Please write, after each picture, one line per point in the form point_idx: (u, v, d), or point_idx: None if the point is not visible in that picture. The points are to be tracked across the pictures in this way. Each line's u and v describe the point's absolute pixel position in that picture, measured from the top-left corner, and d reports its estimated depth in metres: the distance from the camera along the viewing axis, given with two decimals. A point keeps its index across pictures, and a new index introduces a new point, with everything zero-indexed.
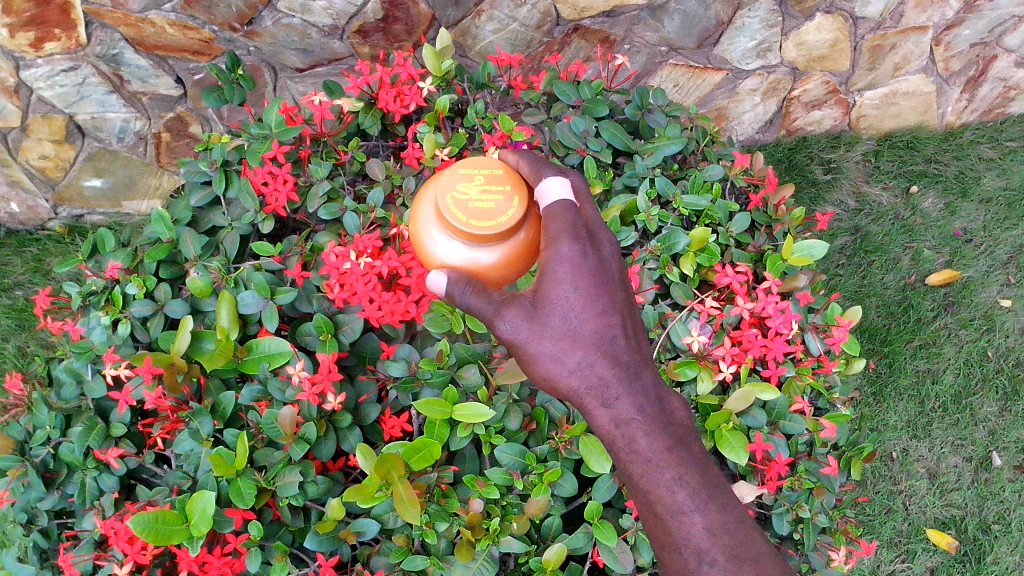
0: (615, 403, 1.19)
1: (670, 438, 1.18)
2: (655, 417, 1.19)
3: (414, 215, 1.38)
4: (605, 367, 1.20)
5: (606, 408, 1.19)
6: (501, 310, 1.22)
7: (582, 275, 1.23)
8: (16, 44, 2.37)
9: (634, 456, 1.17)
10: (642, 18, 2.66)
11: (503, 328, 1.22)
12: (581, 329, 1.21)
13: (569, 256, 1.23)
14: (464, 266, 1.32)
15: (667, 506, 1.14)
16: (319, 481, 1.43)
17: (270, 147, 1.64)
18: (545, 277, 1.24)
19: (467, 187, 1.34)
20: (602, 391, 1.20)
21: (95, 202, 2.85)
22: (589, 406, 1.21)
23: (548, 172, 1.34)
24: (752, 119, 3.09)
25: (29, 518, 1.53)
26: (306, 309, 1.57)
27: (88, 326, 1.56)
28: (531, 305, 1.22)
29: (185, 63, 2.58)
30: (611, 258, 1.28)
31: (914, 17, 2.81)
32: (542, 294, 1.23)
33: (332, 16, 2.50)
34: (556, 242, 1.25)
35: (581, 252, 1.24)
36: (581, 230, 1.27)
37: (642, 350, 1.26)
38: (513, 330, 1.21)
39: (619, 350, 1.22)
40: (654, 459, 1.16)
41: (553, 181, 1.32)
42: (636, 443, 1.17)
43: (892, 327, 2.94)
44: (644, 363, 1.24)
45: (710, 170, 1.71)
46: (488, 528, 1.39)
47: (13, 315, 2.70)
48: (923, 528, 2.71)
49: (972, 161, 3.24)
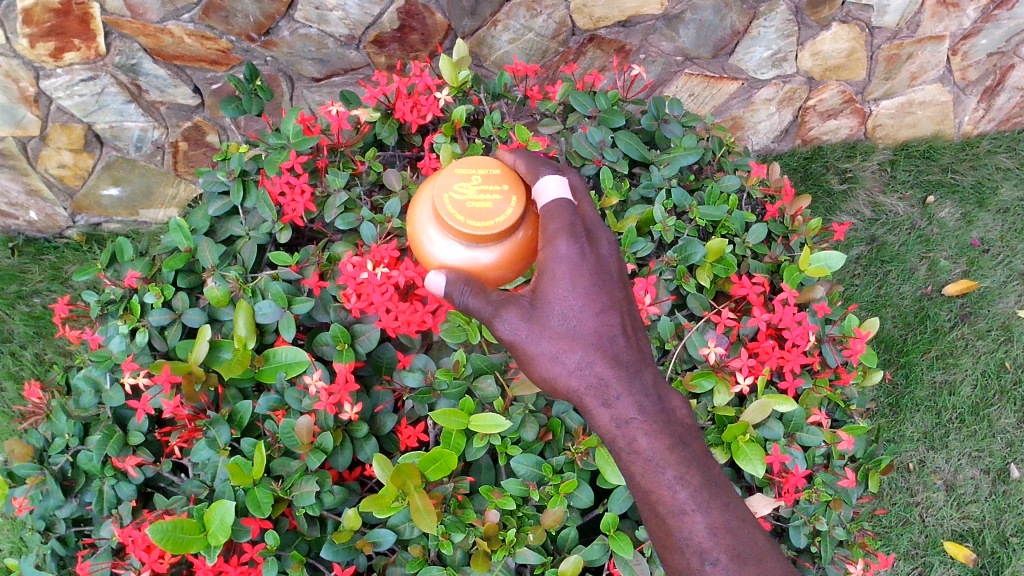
0: (615, 402, 1.19)
1: (671, 437, 1.17)
2: (656, 417, 1.18)
3: (413, 216, 1.38)
4: (604, 366, 1.20)
5: (606, 408, 1.19)
6: (500, 310, 1.22)
7: (580, 275, 1.23)
8: (37, 54, 2.38)
9: (635, 456, 1.16)
10: (657, 27, 2.67)
11: (502, 328, 1.22)
12: (579, 328, 1.22)
13: (567, 256, 1.24)
14: (463, 266, 1.31)
15: (669, 506, 1.13)
16: (336, 490, 1.44)
17: (287, 157, 1.65)
18: (543, 277, 1.24)
19: (464, 187, 1.33)
20: (602, 390, 1.20)
21: (113, 211, 2.88)
22: (589, 406, 1.21)
23: (546, 171, 1.34)
24: (767, 129, 3.08)
25: (46, 525, 1.53)
26: (323, 319, 1.58)
27: (107, 334, 1.58)
28: (530, 304, 1.23)
29: (203, 72, 2.60)
30: (609, 257, 1.28)
31: (931, 27, 2.80)
32: (541, 294, 1.23)
33: (348, 26, 2.51)
34: (554, 242, 1.26)
35: (579, 251, 1.25)
36: (579, 229, 1.27)
37: (641, 349, 1.26)
38: (512, 331, 1.21)
39: (619, 349, 1.22)
40: (655, 459, 1.15)
41: (550, 180, 1.32)
42: (637, 443, 1.17)
43: (909, 337, 2.92)
44: (643, 362, 1.24)
45: (727, 180, 1.70)
46: (505, 539, 1.39)
47: (31, 323, 2.72)
48: (940, 541, 2.69)
49: (990, 170, 3.22)
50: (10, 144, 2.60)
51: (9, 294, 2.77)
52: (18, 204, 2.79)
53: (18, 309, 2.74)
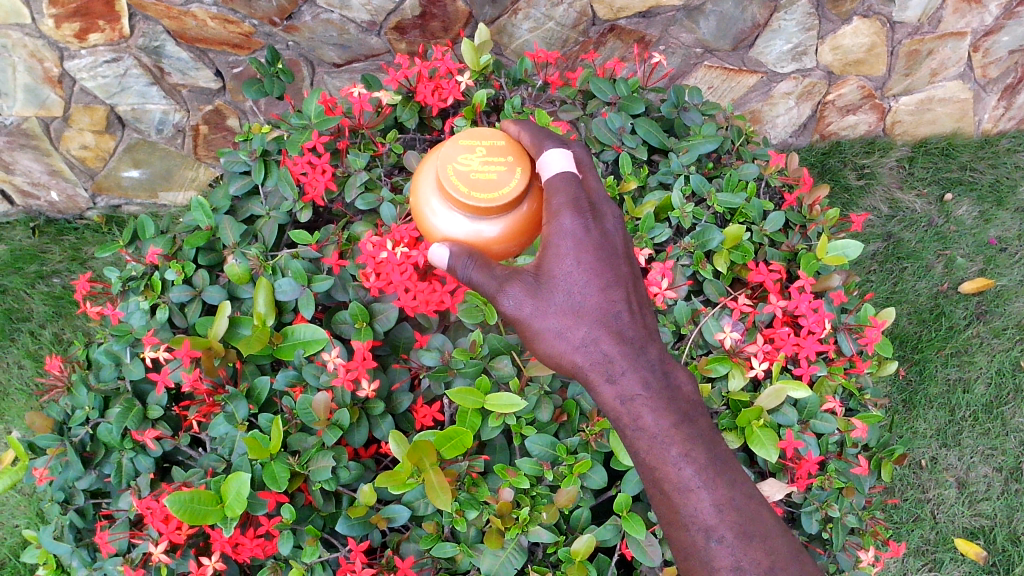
0: (620, 378, 1.19)
1: (677, 414, 1.17)
2: (660, 393, 1.19)
3: (416, 187, 1.39)
4: (609, 343, 1.21)
5: (610, 384, 1.20)
6: (504, 285, 1.23)
7: (585, 250, 1.24)
8: (62, 35, 2.41)
9: (639, 432, 1.17)
10: (678, 19, 2.68)
11: (507, 304, 1.23)
12: (583, 305, 1.22)
13: (571, 229, 1.25)
14: (466, 239, 1.33)
15: (674, 483, 1.13)
16: (351, 467, 1.45)
17: (309, 137, 1.66)
18: (548, 252, 1.25)
19: (469, 158, 1.34)
20: (606, 366, 1.20)
21: (133, 193, 2.90)
22: (594, 382, 1.21)
23: (550, 144, 1.34)
24: (786, 123, 3.07)
25: (66, 497, 1.55)
26: (342, 298, 1.58)
27: (128, 309, 1.60)
28: (534, 280, 1.24)
29: (225, 56, 2.61)
30: (614, 232, 1.29)
31: (953, 23, 2.80)
32: (545, 270, 1.24)
33: (370, 12, 2.52)
34: (558, 216, 1.26)
35: (583, 226, 1.25)
36: (584, 204, 1.27)
37: (648, 325, 1.26)
38: (516, 306, 1.23)
39: (624, 324, 1.22)
40: (659, 435, 1.15)
41: (554, 152, 1.32)
42: (642, 420, 1.17)
43: (924, 334, 2.91)
44: (649, 338, 1.24)
45: (745, 169, 1.71)
46: (518, 517, 1.39)
47: (51, 302, 2.76)
48: (951, 538, 2.70)
49: (1009, 168, 3.20)
50: (34, 124, 2.63)
51: (29, 274, 2.80)
52: (40, 183, 2.82)
53: (37, 288, 2.78)
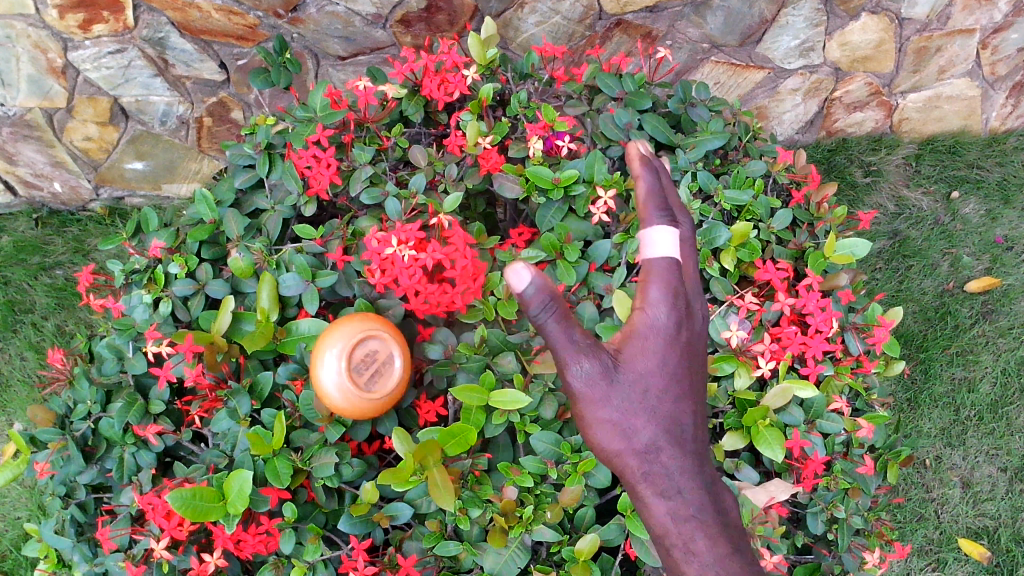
0: (675, 495, 0.99)
1: (732, 547, 0.98)
2: (718, 521, 0.99)
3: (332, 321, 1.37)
4: (673, 456, 1.01)
5: (663, 499, 0.99)
6: (581, 352, 0.99)
7: (674, 348, 1.05)
8: (66, 25, 2.41)
9: (690, 560, 0.97)
10: (685, 14, 2.66)
11: (574, 376, 0.99)
12: (657, 405, 1.02)
13: (662, 321, 1.05)
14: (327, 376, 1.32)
15: None
16: (354, 464, 1.44)
17: (314, 130, 1.65)
18: (633, 338, 1.04)
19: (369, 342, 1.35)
20: (661, 480, 1.00)
21: (136, 184, 2.88)
22: (641, 495, 1.00)
23: (659, 216, 1.11)
24: (792, 120, 3.04)
25: (67, 491, 1.55)
26: (346, 294, 1.57)
27: (130, 303, 1.59)
28: (611, 361, 1.01)
29: (229, 48, 2.59)
30: (700, 336, 1.11)
31: (962, 20, 2.80)
32: (625, 356, 1.03)
33: (376, 5, 2.51)
34: (649, 296, 1.06)
35: (676, 317, 1.06)
36: (682, 296, 1.07)
37: (706, 444, 1.07)
38: (586, 379, 0.99)
39: (689, 439, 1.04)
40: (713, 568, 0.95)
41: (665, 229, 1.09)
42: (694, 544, 0.97)
43: (928, 333, 2.90)
44: (711, 460, 1.06)
45: (753, 165, 1.69)
46: (522, 516, 1.38)
47: (54, 293, 2.76)
48: (955, 537, 2.71)
49: (1018, 167, 3.17)
50: (37, 115, 2.62)
51: (32, 266, 2.80)
52: (44, 174, 2.81)
53: (41, 280, 2.78)
